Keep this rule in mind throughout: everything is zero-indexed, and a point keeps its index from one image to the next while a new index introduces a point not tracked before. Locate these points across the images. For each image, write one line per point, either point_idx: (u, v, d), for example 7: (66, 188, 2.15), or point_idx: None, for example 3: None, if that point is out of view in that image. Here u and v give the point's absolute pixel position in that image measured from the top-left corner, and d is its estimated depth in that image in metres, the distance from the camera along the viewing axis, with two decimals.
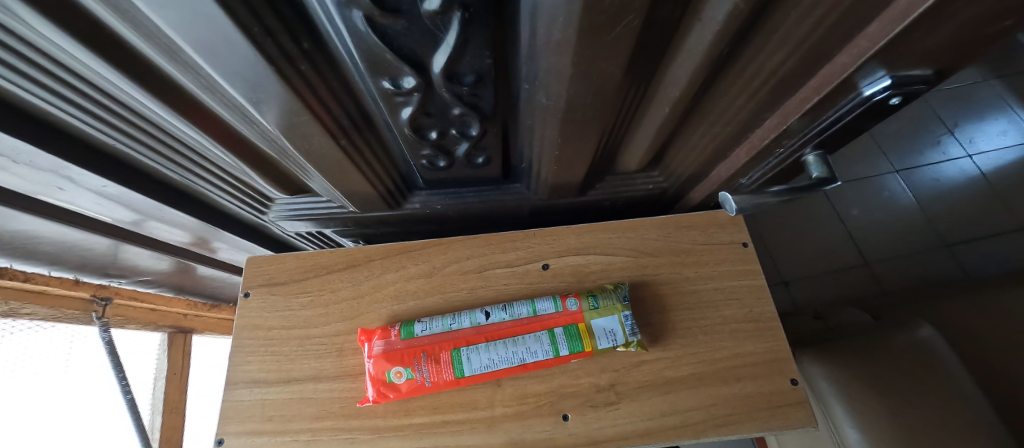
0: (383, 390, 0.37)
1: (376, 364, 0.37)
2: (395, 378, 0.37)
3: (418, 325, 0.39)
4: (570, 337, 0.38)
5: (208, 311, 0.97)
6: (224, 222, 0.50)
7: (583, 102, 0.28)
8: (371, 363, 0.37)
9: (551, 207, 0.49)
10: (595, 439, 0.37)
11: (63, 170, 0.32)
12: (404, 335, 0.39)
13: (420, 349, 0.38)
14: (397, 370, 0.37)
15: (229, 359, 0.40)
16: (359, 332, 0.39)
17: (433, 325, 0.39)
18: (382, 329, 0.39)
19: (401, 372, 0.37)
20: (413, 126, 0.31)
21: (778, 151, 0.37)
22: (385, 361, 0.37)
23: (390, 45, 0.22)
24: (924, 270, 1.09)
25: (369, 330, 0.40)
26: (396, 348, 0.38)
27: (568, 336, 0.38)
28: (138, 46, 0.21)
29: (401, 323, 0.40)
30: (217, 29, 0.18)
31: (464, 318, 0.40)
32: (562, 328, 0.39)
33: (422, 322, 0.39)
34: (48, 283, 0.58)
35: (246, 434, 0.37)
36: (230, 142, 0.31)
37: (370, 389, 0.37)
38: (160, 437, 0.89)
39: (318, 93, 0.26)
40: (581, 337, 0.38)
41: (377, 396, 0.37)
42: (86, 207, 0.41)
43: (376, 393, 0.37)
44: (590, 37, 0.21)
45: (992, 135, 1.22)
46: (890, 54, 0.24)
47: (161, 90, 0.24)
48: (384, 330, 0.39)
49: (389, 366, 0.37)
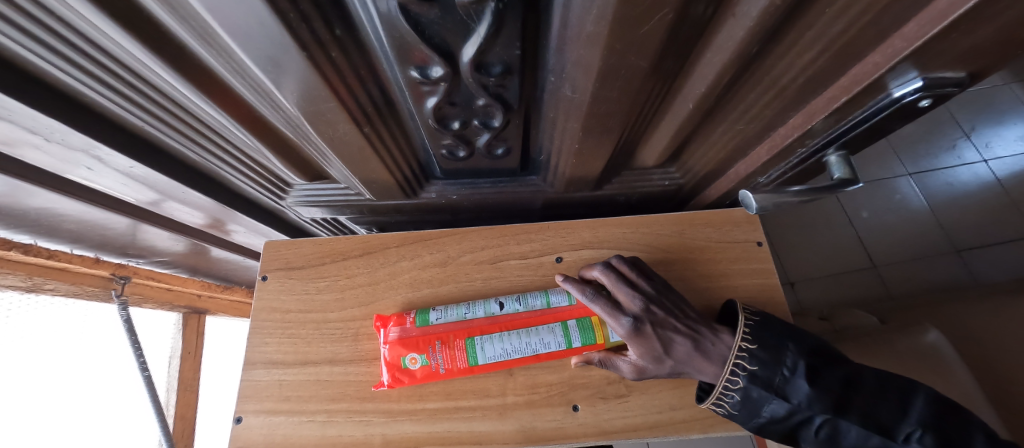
0: (398, 375, 0.37)
1: (391, 349, 0.37)
2: (411, 363, 0.37)
3: (434, 313, 0.40)
4: (583, 329, 0.39)
5: (221, 292, 0.97)
6: (241, 205, 0.50)
7: (608, 96, 0.28)
8: (388, 348, 0.38)
9: (565, 200, 0.49)
10: (604, 429, 0.37)
11: (93, 150, 0.33)
12: (419, 322, 0.39)
13: (435, 337, 0.38)
14: (413, 356, 0.37)
15: (248, 340, 0.41)
16: (376, 318, 0.40)
17: (448, 314, 0.40)
18: (397, 315, 0.40)
19: (416, 358, 0.37)
20: (436, 116, 0.31)
21: (800, 150, 0.37)
22: (401, 347, 0.37)
23: (421, 34, 0.22)
24: (934, 275, 1.08)
25: (384, 316, 0.40)
26: (411, 335, 0.38)
27: (581, 328, 0.39)
28: (174, 29, 0.21)
29: (417, 310, 0.41)
30: (254, 13, 0.18)
31: (480, 308, 0.40)
32: (575, 320, 0.39)
33: (437, 310, 0.40)
34: (70, 261, 0.58)
35: (264, 413, 0.38)
36: (253, 124, 0.31)
37: (387, 375, 0.37)
38: (175, 413, 0.91)
39: (345, 78, 0.26)
40: (595, 329, 0.39)
41: (392, 381, 0.38)
42: (110, 187, 0.42)
43: (392, 377, 0.37)
44: (623, 29, 0.20)
45: (1011, 141, 1.19)
46: (924, 55, 0.24)
47: (193, 73, 0.25)
48: (400, 317, 0.40)
49: (404, 352, 0.37)
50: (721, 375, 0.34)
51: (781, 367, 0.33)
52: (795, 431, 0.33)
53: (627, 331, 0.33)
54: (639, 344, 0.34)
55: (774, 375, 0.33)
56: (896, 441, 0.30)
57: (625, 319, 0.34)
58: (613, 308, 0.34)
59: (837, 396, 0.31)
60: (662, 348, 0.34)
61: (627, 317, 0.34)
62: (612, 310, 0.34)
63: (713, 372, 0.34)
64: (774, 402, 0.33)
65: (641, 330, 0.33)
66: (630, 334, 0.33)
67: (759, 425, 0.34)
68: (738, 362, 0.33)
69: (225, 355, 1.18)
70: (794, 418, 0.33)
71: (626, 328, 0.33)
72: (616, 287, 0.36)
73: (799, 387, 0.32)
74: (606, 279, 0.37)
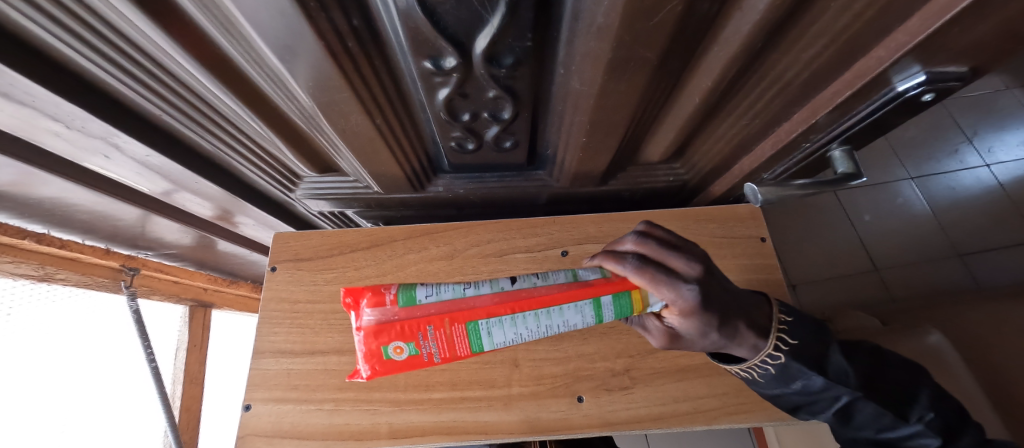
0: (380, 365, 0.31)
1: (367, 344, 0.30)
2: (396, 353, 0.31)
3: (422, 290, 0.31)
4: (620, 307, 0.30)
5: (227, 287, 0.98)
6: (250, 197, 0.51)
7: (616, 89, 0.28)
8: (364, 337, 0.30)
9: (570, 195, 0.50)
10: (608, 421, 0.38)
11: (111, 137, 0.34)
12: (402, 302, 0.30)
13: (425, 320, 0.30)
14: (398, 345, 0.30)
15: (257, 330, 0.41)
16: (345, 293, 0.31)
17: (441, 291, 0.31)
18: (372, 291, 0.31)
19: (403, 347, 0.30)
20: (447, 108, 0.32)
21: (804, 145, 0.38)
22: (382, 336, 0.30)
23: (437, 24, 0.23)
24: (936, 278, 1.08)
25: (357, 290, 0.31)
26: (394, 320, 0.30)
27: (617, 308, 0.30)
28: (197, 19, 0.21)
29: (400, 284, 0.31)
30: (276, 3, 0.19)
31: (483, 285, 0.31)
32: (611, 296, 0.30)
33: (426, 285, 0.31)
34: (82, 251, 0.60)
35: (272, 401, 0.38)
36: (267, 114, 0.32)
37: (367, 364, 0.31)
38: (180, 405, 0.91)
39: (360, 69, 0.26)
40: (633, 303, 0.30)
41: (374, 370, 0.31)
42: (125, 176, 0.43)
43: (370, 367, 0.31)
44: (632, 21, 0.21)
45: (1013, 146, 1.20)
46: (927, 50, 0.24)
47: (213, 62, 0.25)
48: (377, 294, 0.30)
49: (387, 341, 0.30)
50: (764, 350, 0.30)
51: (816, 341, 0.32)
52: (813, 406, 0.32)
53: (692, 305, 0.25)
54: (703, 323, 0.26)
55: (813, 349, 0.31)
56: (912, 423, 0.30)
57: (693, 290, 0.25)
58: (670, 277, 0.26)
59: (862, 374, 0.31)
60: (722, 326, 0.27)
61: (689, 286, 0.25)
62: (671, 279, 0.26)
63: (757, 347, 0.30)
64: (813, 376, 0.31)
65: (707, 304, 0.26)
66: (696, 310, 0.26)
67: (779, 398, 0.32)
68: (782, 336, 0.31)
69: (229, 351, 1.19)
70: (823, 394, 0.31)
71: (692, 301, 0.25)
72: (665, 254, 0.27)
73: (835, 363, 0.31)
74: (649, 247, 0.28)
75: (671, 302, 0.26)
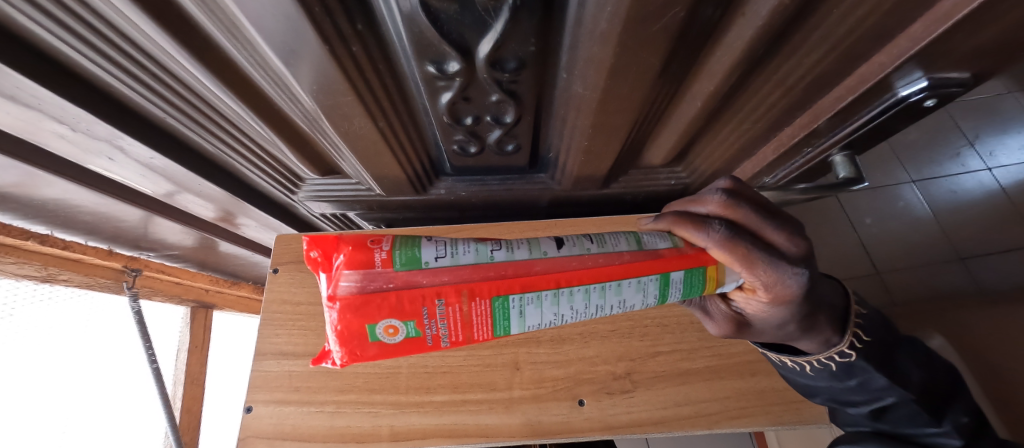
0: (361, 347, 0.24)
1: (345, 320, 0.22)
2: (387, 334, 0.23)
3: (429, 252, 0.23)
4: (689, 284, 0.26)
5: (229, 288, 0.98)
6: (253, 199, 0.51)
7: (619, 93, 0.28)
8: (339, 313, 0.22)
9: (572, 198, 0.50)
10: (610, 424, 0.37)
11: (115, 140, 0.34)
12: (401, 263, 0.23)
13: (431, 294, 0.23)
14: (390, 324, 0.23)
15: (259, 331, 0.41)
16: (312, 244, 0.24)
17: (459, 256, 0.23)
18: (352, 245, 0.23)
19: (397, 328, 0.23)
20: (450, 111, 0.32)
21: (806, 150, 0.38)
22: (367, 314, 0.22)
23: (440, 29, 0.23)
24: (939, 282, 1.07)
25: (327, 241, 0.24)
26: (383, 292, 0.22)
27: (687, 285, 0.26)
28: (202, 23, 0.22)
29: (396, 241, 0.24)
30: (281, 7, 0.19)
31: (519, 249, 0.24)
32: (680, 272, 0.25)
33: (435, 246, 0.23)
34: (84, 252, 0.60)
35: (273, 403, 0.38)
36: (270, 117, 0.32)
37: (341, 347, 0.23)
38: (181, 405, 0.92)
39: (363, 73, 0.27)
40: (706, 284, 0.26)
41: (353, 354, 0.24)
42: (127, 177, 0.43)
43: (348, 351, 0.24)
44: (636, 27, 0.21)
45: (1015, 150, 1.20)
46: (930, 55, 0.24)
47: (217, 66, 0.25)
48: (362, 254, 0.22)
49: (374, 321, 0.23)
50: (837, 346, 0.30)
51: (885, 343, 0.31)
52: (852, 403, 0.32)
53: (796, 293, 0.25)
54: (793, 307, 0.26)
55: (881, 349, 0.30)
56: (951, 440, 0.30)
57: (797, 273, 0.24)
58: (778, 261, 0.24)
59: (917, 384, 0.30)
60: (804, 312, 0.27)
61: (797, 272, 0.24)
62: (776, 261, 0.24)
63: (828, 342, 0.30)
64: (873, 376, 0.30)
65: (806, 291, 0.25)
66: (795, 295, 0.25)
67: (820, 388, 0.32)
68: (857, 333, 0.30)
69: (230, 352, 1.19)
70: (871, 394, 0.31)
71: (798, 288, 0.24)
72: (763, 227, 0.25)
73: (897, 365, 0.30)
74: (746, 215, 0.25)
75: (771, 284, 0.25)
